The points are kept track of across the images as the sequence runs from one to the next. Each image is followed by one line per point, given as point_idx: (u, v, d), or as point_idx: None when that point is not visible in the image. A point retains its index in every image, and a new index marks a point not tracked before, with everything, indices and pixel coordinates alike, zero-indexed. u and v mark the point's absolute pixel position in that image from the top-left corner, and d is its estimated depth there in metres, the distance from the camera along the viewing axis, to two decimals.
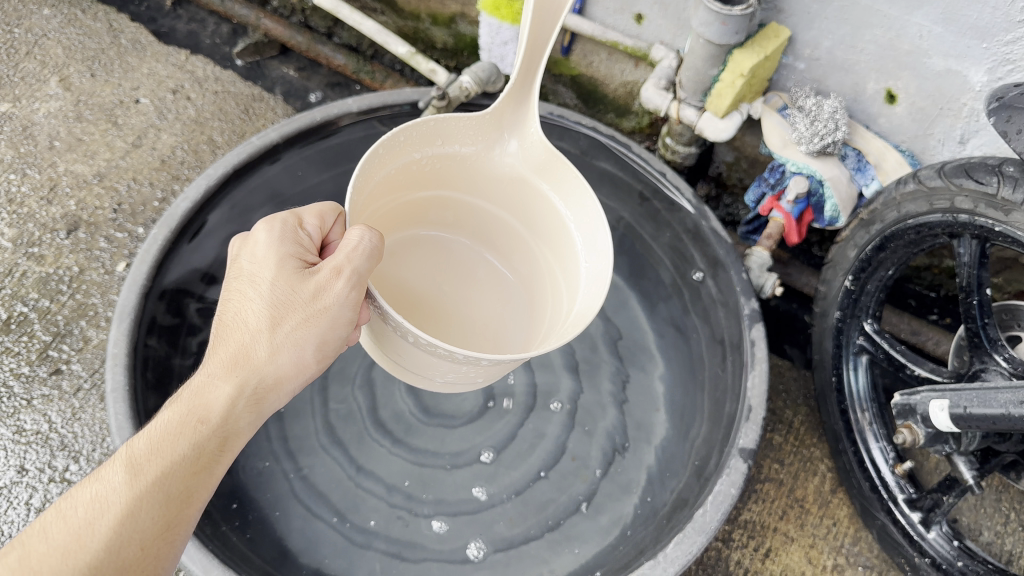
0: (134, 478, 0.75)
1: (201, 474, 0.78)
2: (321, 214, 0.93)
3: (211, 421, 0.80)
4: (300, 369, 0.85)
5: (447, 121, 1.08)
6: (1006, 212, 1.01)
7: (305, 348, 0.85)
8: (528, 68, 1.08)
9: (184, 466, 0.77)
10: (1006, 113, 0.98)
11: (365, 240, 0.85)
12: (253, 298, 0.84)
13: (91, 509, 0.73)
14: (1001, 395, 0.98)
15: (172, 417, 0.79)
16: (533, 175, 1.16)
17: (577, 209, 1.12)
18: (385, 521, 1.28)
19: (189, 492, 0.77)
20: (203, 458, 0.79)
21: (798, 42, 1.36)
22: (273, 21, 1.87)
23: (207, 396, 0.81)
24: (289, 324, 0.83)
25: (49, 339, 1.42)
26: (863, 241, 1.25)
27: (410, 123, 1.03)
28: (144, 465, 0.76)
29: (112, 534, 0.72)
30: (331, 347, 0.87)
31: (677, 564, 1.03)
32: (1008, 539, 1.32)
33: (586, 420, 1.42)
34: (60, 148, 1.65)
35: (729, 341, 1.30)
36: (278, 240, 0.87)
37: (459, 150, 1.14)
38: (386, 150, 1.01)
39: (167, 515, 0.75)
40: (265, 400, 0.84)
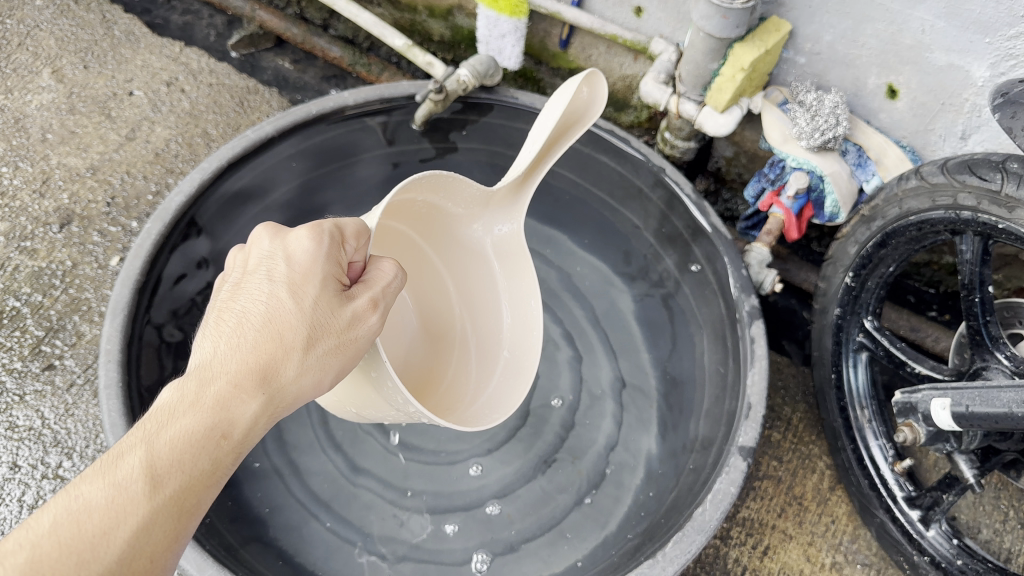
0: (157, 489, 0.68)
1: (216, 492, 0.72)
2: (360, 236, 0.93)
3: (234, 437, 0.74)
4: (314, 392, 0.83)
5: (459, 182, 1.20)
6: (1009, 209, 1.00)
7: (326, 374, 0.83)
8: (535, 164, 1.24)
9: (202, 480, 0.71)
10: (1010, 109, 0.97)
11: (395, 281, 0.92)
12: (293, 310, 0.81)
13: (106, 517, 0.65)
14: (1003, 395, 0.97)
15: (197, 422, 0.73)
16: (492, 256, 1.33)
17: (517, 290, 1.31)
18: (382, 519, 1.28)
19: (199, 509, 0.71)
20: (220, 474, 0.73)
21: (798, 36, 1.35)
22: (268, 13, 1.86)
23: (233, 409, 0.75)
24: (321, 349, 0.82)
25: (42, 334, 1.40)
26: (863, 238, 1.24)
27: (431, 173, 1.13)
28: (166, 476, 0.69)
29: (130, 547, 0.65)
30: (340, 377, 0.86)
31: (676, 564, 1.02)
32: (1007, 537, 1.31)
33: (583, 419, 1.41)
34: (52, 141, 1.64)
35: (729, 339, 1.28)
36: (323, 257, 0.86)
37: (450, 207, 1.27)
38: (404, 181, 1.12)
39: (178, 532, 0.69)
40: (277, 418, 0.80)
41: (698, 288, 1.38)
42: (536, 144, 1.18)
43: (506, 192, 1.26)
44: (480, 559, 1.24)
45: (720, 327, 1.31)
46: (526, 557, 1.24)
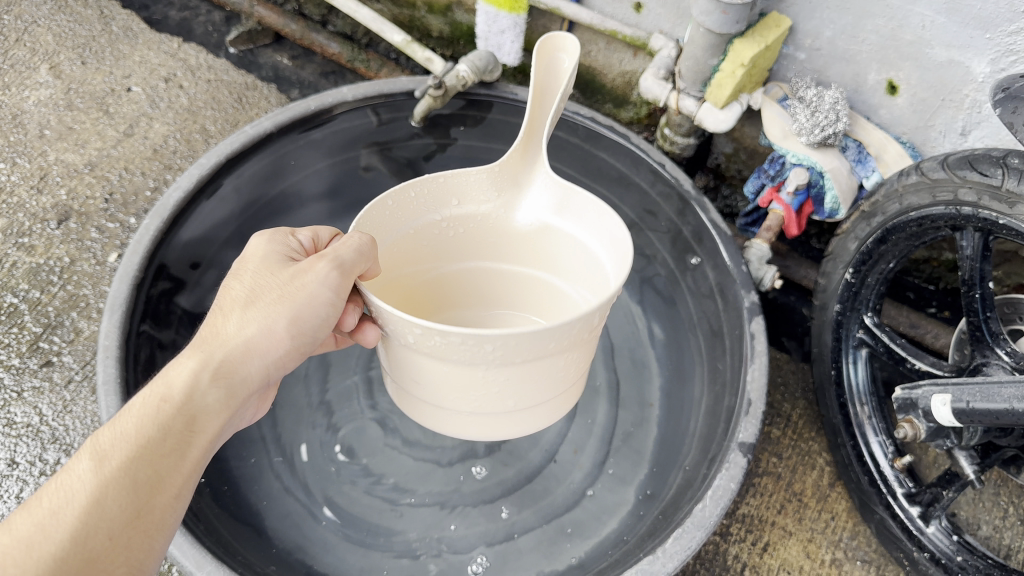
0: (102, 462, 0.75)
1: (168, 458, 0.78)
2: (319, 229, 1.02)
3: (175, 399, 0.81)
4: (268, 341, 0.88)
5: (459, 178, 1.13)
6: (1010, 204, 1.00)
7: (277, 322, 0.88)
8: (529, 130, 1.15)
9: (150, 448, 0.78)
10: (1012, 104, 0.97)
11: (362, 243, 0.94)
12: (235, 287, 0.91)
13: (55, 497, 0.72)
14: (1004, 390, 0.97)
15: (140, 400, 0.81)
16: (554, 220, 1.19)
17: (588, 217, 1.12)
18: (381, 514, 1.28)
19: (156, 477, 0.77)
20: (169, 437, 0.79)
21: (798, 32, 1.35)
22: (267, 8, 1.84)
23: (170, 375, 0.83)
24: (264, 302, 0.89)
25: (40, 331, 1.40)
26: (863, 234, 1.23)
27: (414, 180, 1.06)
28: (110, 450, 0.76)
29: (79, 522, 0.71)
30: (306, 324, 0.90)
31: (676, 560, 1.01)
32: (1006, 533, 1.31)
33: (582, 414, 1.40)
34: (50, 137, 1.63)
35: (728, 334, 1.28)
36: (267, 241, 0.96)
37: (476, 208, 1.19)
38: (393, 205, 1.05)
39: (135, 499, 0.75)
40: (235, 373, 0.86)
41: (697, 282, 1.38)
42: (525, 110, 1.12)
43: (516, 159, 1.16)
44: (479, 563, 1.23)
45: (719, 318, 1.32)
46: (525, 552, 1.23)
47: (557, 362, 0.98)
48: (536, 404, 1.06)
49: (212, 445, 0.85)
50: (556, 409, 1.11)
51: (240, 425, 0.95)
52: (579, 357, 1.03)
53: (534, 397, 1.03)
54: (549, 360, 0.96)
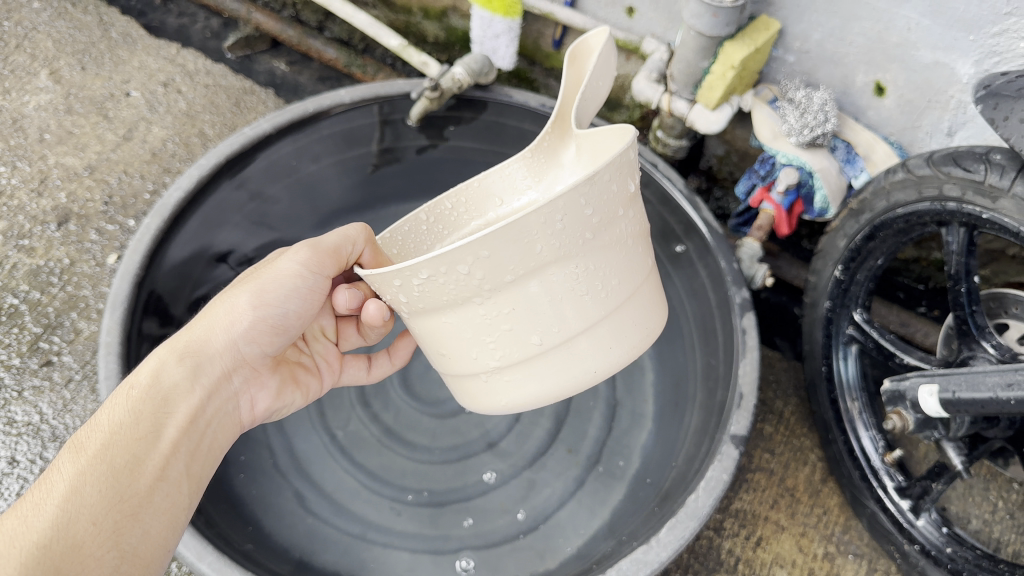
0: (76, 452, 0.81)
1: (140, 437, 0.84)
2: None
3: (140, 385, 0.89)
4: (233, 319, 0.98)
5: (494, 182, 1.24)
6: (993, 199, 1.02)
7: (238, 301, 0.98)
8: (562, 116, 1.14)
9: (122, 433, 0.84)
10: (993, 100, 0.99)
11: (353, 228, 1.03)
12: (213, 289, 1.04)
13: (38, 492, 0.77)
14: (988, 379, 0.99)
15: (111, 398, 0.89)
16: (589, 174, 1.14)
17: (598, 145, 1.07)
18: (379, 510, 1.29)
19: (133, 459, 0.83)
20: (140, 420, 0.86)
21: (788, 35, 1.38)
22: (264, 15, 1.88)
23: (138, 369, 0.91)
24: (228, 290, 1.00)
25: (40, 331, 1.41)
26: (852, 231, 1.26)
27: (401, 223, 1.15)
28: (85, 440, 0.82)
29: (59, 508, 0.74)
30: (272, 300, 0.99)
31: (669, 549, 1.03)
32: (996, 527, 1.33)
33: (579, 410, 1.42)
34: (49, 141, 1.65)
35: (719, 330, 1.31)
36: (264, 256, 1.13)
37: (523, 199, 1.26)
38: (427, 224, 1.19)
39: (113, 479, 0.80)
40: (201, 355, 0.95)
41: (688, 280, 1.41)
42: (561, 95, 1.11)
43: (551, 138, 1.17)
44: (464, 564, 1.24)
45: (711, 315, 1.34)
46: (521, 547, 1.25)
47: (586, 273, 0.88)
48: (572, 335, 0.91)
49: (190, 425, 0.93)
50: (607, 345, 0.94)
51: (231, 413, 1.02)
52: (603, 269, 0.90)
53: (562, 323, 0.90)
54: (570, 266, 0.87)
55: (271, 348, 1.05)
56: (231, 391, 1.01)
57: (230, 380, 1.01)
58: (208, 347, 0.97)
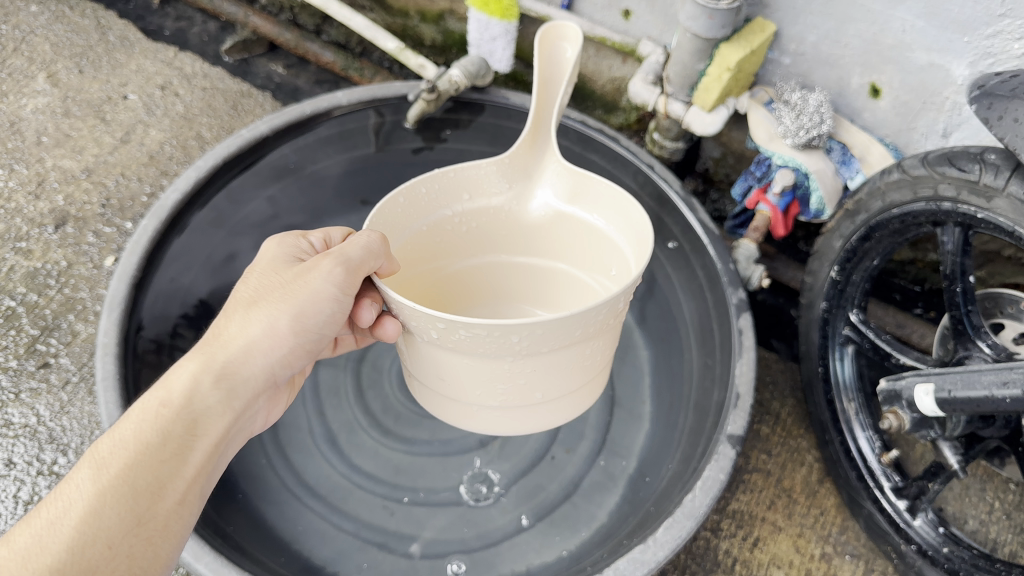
0: (100, 470, 0.76)
1: (168, 462, 0.79)
2: (327, 232, 1.07)
3: (174, 404, 0.83)
4: (272, 339, 0.92)
5: (470, 169, 1.18)
6: (988, 198, 1.02)
7: (280, 320, 0.92)
8: (535, 124, 1.22)
9: (149, 454, 0.79)
10: (987, 100, 1.00)
11: (372, 240, 0.97)
12: (240, 288, 0.96)
13: (53, 508, 0.73)
14: (984, 377, 1.00)
15: (138, 410, 0.82)
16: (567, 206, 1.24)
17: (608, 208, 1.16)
18: (376, 511, 1.29)
19: (158, 484, 0.78)
20: (169, 443, 0.81)
21: (783, 36, 1.38)
22: (262, 18, 1.88)
23: (172, 383, 0.85)
24: (264, 303, 0.92)
25: (37, 333, 1.41)
26: (848, 232, 1.26)
27: (411, 184, 1.07)
28: (109, 456, 0.77)
29: (75, 531, 0.71)
30: (309, 321, 0.95)
31: (666, 549, 1.03)
32: (993, 527, 1.33)
33: (577, 411, 1.42)
34: (47, 144, 1.65)
35: (717, 330, 1.31)
36: (277, 246, 1.01)
37: (489, 202, 1.25)
38: (405, 207, 1.09)
39: (135, 504, 0.75)
40: (234, 378, 0.89)
41: (684, 283, 1.42)
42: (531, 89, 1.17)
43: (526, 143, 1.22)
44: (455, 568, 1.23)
45: (708, 316, 1.35)
46: (519, 547, 1.25)
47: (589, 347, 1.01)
48: (556, 397, 1.07)
49: (217, 449, 0.86)
50: (569, 409, 1.13)
51: (248, 432, 0.96)
52: (602, 346, 1.04)
53: (549, 391, 1.05)
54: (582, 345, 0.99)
55: (298, 367, 0.99)
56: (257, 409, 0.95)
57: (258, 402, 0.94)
58: (245, 368, 0.90)
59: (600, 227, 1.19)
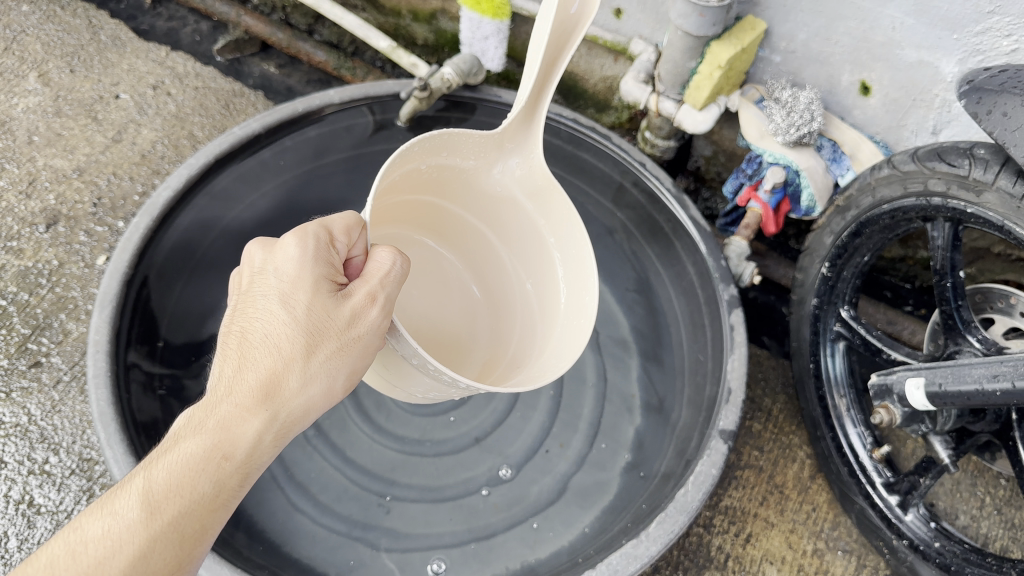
0: (153, 516, 0.71)
1: (216, 515, 0.74)
2: (349, 229, 0.89)
3: (236, 458, 0.76)
4: (328, 399, 0.83)
5: (458, 135, 1.11)
6: (977, 193, 1.03)
7: (336, 379, 0.83)
8: (531, 111, 1.14)
9: (201, 506, 0.73)
10: (977, 95, 1.00)
11: (396, 264, 0.88)
12: (287, 321, 0.81)
13: (102, 547, 0.68)
14: (974, 370, 1.00)
15: (197, 447, 0.75)
16: (523, 198, 1.22)
17: (564, 237, 1.20)
18: (368, 509, 1.28)
19: (202, 536, 0.73)
20: (222, 496, 0.75)
21: (774, 35, 1.39)
22: (254, 18, 1.88)
23: (235, 430, 0.77)
24: (321, 356, 0.81)
25: (28, 332, 1.40)
26: (838, 228, 1.27)
27: (427, 135, 1.05)
28: (161, 501, 0.71)
29: None
30: (358, 375, 0.86)
31: (659, 544, 1.04)
32: (984, 523, 1.34)
33: (568, 407, 1.43)
34: (38, 143, 1.65)
35: (708, 325, 1.32)
36: (310, 259, 0.84)
37: (461, 162, 1.18)
38: (413, 148, 1.06)
39: (178, 556, 0.71)
40: (288, 433, 0.81)
41: (676, 281, 1.42)
42: (536, 62, 1.07)
43: (517, 126, 1.14)
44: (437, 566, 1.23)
45: (700, 313, 1.35)
46: (511, 543, 1.25)
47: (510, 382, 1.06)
48: None
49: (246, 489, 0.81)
50: None
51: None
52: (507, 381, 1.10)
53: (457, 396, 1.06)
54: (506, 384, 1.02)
55: None
56: None
57: None
58: (299, 424, 0.82)
59: (548, 242, 1.22)
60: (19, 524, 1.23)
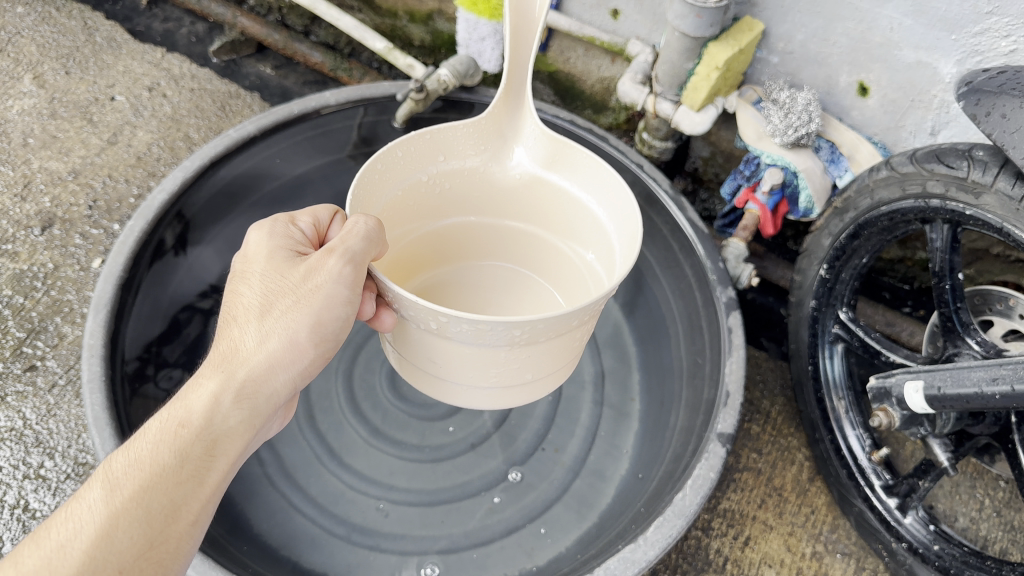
0: (112, 491, 0.72)
1: (184, 483, 0.75)
2: (314, 213, 0.96)
3: (193, 424, 0.78)
4: (294, 352, 0.85)
5: (446, 132, 1.13)
6: (976, 195, 1.03)
7: (298, 332, 0.85)
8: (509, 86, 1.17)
9: (166, 476, 0.75)
10: (975, 96, 1.00)
11: (362, 222, 0.90)
12: (245, 291, 0.87)
13: (65, 530, 0.70)
14: (974, 373, 1.00)
15: (157, 427, 0.78)
16: (544, 172, 1.22)
17: (596, 187, 1.16)
18: (365, 514, 1.27)
19: (172, 507, 0.74)
20: (188, 464, 0.76)
21: (771, 36, 1.38)
22: (250, 19, 1.88)
23: (191, 399, 0.80)
24: (277, 312, 0.85)
25: (23, 336, 1.40)
26: (836, 230, 1.26)
27: (407, 137, 1.06)
28: (121, 477, 0.74)
29: (88, 554, 0.68)
30: (327, 329, 0.88)
31: (657, 548, 1.03)
32: (983, 525, 1.33)
33: (565, 410, 1.41)
34: (33, 145, 1.64)
35: (706, 327, 1.31)
36: (267, 236, 0.91)
37: (463, 163, 1.20)
38: (405, 154, 1.07)
39: (148, 528, 0.72)
40: (255, 396, 0.83)
41: (673, 284, 1.42)
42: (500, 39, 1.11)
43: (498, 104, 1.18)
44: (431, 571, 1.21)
45: (698, 315, 1.34)
46: (510, 546, 1.24)
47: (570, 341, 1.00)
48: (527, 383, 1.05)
49: (234, 470, 0.82)
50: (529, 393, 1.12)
51: (267, 437, 0.93)
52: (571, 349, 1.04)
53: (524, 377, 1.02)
54: (558, 342, 0.98)
55: (314, 375, 0.92)
56: (269, 427, 0.90)
57: (272, 420, 0.88)
58: (266, 386, 0.84)
59: (586, 203, 1.18)
60: (13, 529, 1.22)
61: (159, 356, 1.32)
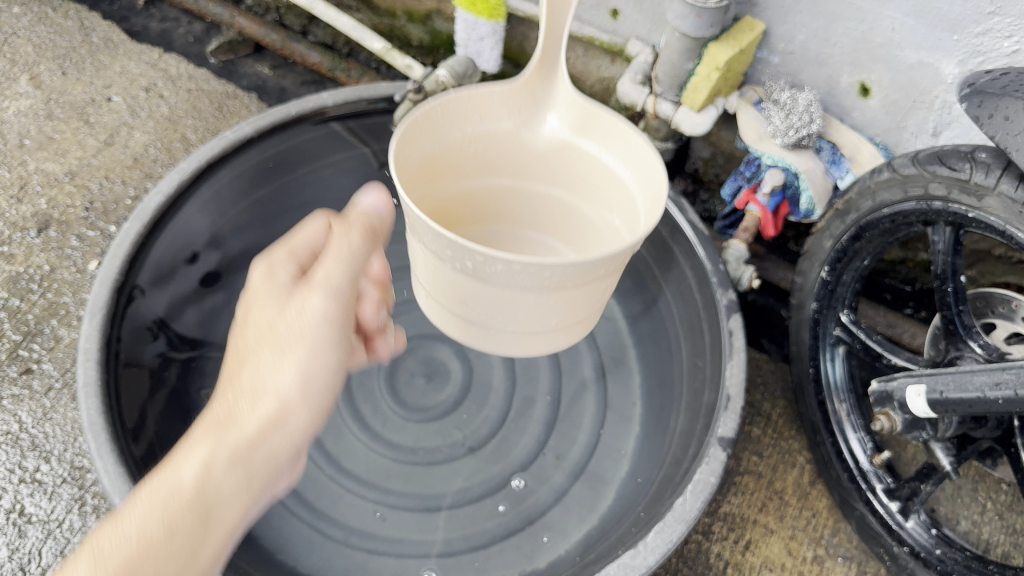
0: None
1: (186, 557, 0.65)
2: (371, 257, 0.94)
3: (184, 493, 0.67)
4: (301, 391, 0.75)
5: (480, 94, 1.15)
6: (978, 197, 1.02)
7: (306, 361, 0.75)
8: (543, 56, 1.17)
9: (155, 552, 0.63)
10: (977, 98, 0.99)
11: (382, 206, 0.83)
12: (252, 320, 0.77)
13: None
14: (976, 377, 0.99)
15: (147, 503, 0.66)
16: (575, 137, 1.22)
17: (623, 150, 1.15)
18: (363, 517, 1.26)
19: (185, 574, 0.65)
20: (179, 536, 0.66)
21: (772, 36, 1.37)
22: (247, 19, 1.87)
23: (179, 454, 0.69)
24: (281, 334, 0.75)
25: (19, 339, 1.39)
26: (838, 232, 1.25)
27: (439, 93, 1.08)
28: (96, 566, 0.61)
29: None
30: (318, 369, 0.76)
31: (656, 553, 1.02)
32: (985, 528, 1.32)
33: (566, 416, 1.41)
34: (29, 147, 1.63)
35: (706, 331, 1.30)
36: (269, 269, 0.79)
37: (497, 125, 1.21)
38: (438, 108, 1.10)
39: None
40: (271, 436, 0.73)
41: (674, 287, 1.41)
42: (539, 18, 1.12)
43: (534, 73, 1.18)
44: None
45: (698, 318, 1.33)
46: (509, 551, 1.23)
47: (600, 286, 1.04)
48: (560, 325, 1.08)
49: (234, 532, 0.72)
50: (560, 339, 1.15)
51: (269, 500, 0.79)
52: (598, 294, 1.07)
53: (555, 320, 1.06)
54: (591, 287, 1.01)
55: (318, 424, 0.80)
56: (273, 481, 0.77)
57: (289, 466, 0.78)
58: (275, 432, 0.74)
59: (614, 168, 1.18)
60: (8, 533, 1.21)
61: (155, 359, 1.31)
